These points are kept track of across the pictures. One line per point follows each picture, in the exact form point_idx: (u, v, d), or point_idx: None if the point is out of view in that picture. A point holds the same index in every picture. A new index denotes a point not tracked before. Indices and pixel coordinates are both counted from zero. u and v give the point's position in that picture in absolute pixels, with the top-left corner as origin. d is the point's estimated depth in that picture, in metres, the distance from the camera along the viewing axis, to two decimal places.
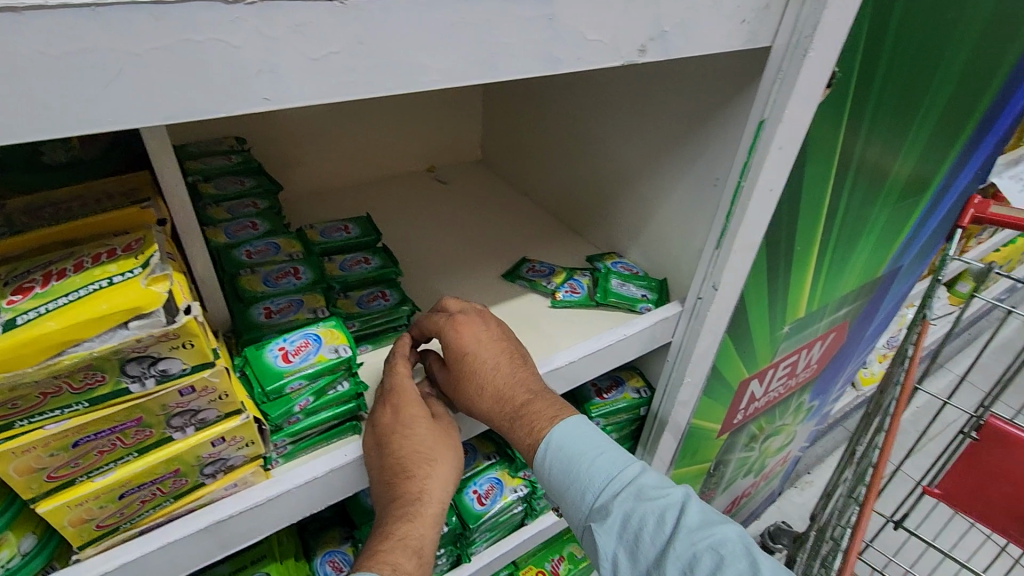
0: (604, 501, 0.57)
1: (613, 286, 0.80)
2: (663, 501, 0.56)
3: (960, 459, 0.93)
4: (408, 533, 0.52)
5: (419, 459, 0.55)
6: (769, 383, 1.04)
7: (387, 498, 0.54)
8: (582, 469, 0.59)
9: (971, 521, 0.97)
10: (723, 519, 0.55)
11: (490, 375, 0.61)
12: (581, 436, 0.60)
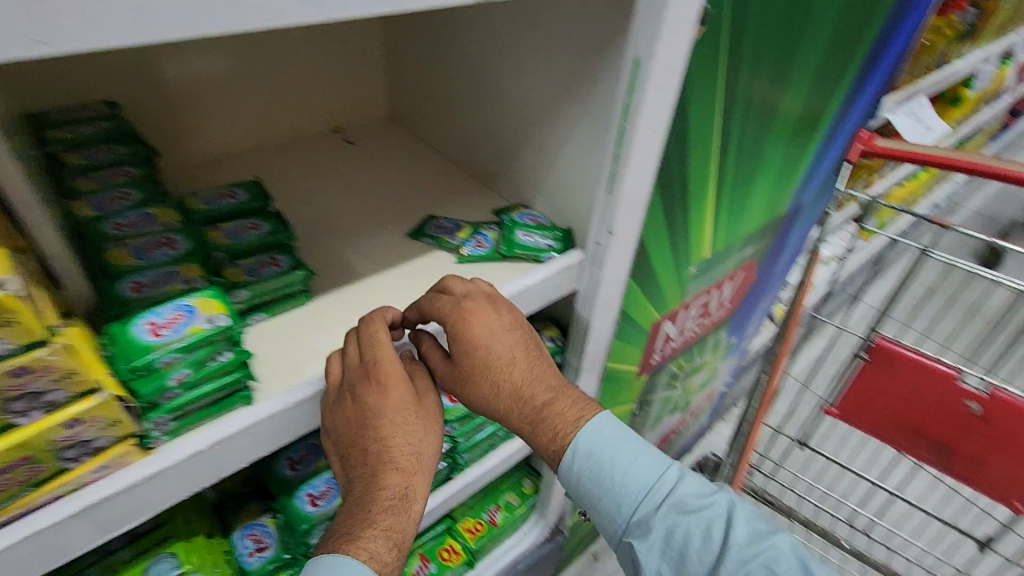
0: (647, 512, 0.69)
1: (517, 236, 0.79)
2: (703, 512, 0.68)
3: (856, 376, 1.01)
4: (386, 518, 0.58)
5: (407, 451, 0.60)
6: (681, 322, 1.07)
7: (371, 485, 0.59)
8: (620, 483, 0.70)
9: (865, 432, 1.06)
10: (752, 518, 0.67)
11: (508, 373, 0.67)
12: (615, 450, 0.70)
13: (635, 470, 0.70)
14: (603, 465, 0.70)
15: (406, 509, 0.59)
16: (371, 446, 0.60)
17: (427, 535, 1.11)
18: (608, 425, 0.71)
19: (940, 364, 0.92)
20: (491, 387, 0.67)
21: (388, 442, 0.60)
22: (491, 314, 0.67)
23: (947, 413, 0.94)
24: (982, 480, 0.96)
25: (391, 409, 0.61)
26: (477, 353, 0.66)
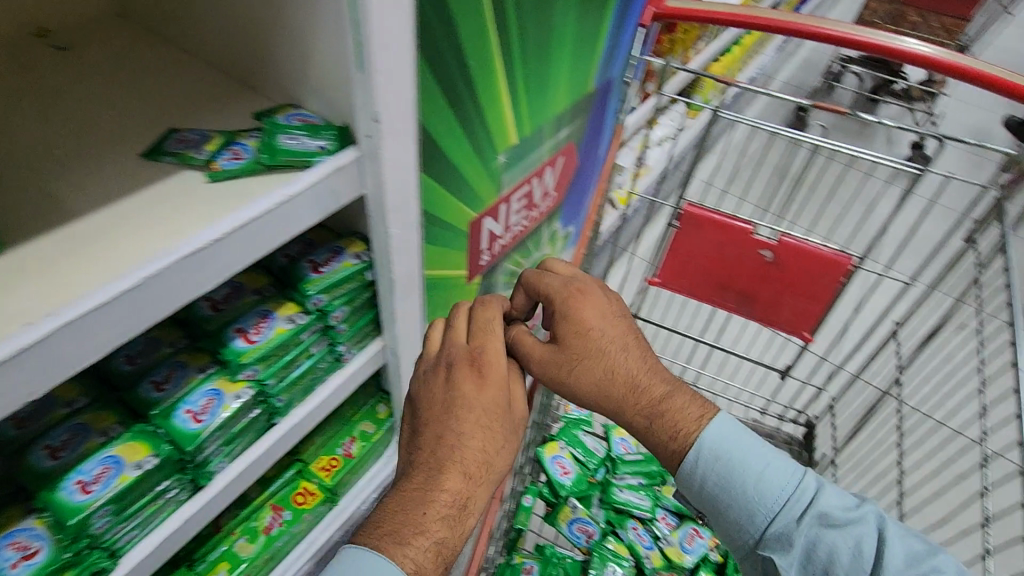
0: (784, 523, 0.69)
1: (279, 141, 0.65)
2: (851, 528, 0.68)
3: (672, 247, 1.06)
4: (435, 519, 0.63)
5: (479, 455, 0.68)
6: (505, 218, 1.04)
7: (434, 481, 0.65)
8: (755, 494, 0.71)
9: (685, 297, 1.13)
10: (897, 531, 0.68)
11: (619, 358, 0.74)
12: (745, 453, 0.72)
13: (771, 480, 0.71)
14: (735, 471, 0.72)
15: (462, 507, 0.65)
16: (451, 438, 0.68)
17: (277, 484, 1.05)
18: (735, 427, 0.73)
19: (738, 221, 1.00)
20: (596, 377, 0.74)
21: (464, 438, 0.68)
22: (600, 302, 0.77)
23: (746, 266, 1.03)
24: (778, 319, 1.07)
25: (488, 408, 0.70)
26: (588, 337, 0.74)
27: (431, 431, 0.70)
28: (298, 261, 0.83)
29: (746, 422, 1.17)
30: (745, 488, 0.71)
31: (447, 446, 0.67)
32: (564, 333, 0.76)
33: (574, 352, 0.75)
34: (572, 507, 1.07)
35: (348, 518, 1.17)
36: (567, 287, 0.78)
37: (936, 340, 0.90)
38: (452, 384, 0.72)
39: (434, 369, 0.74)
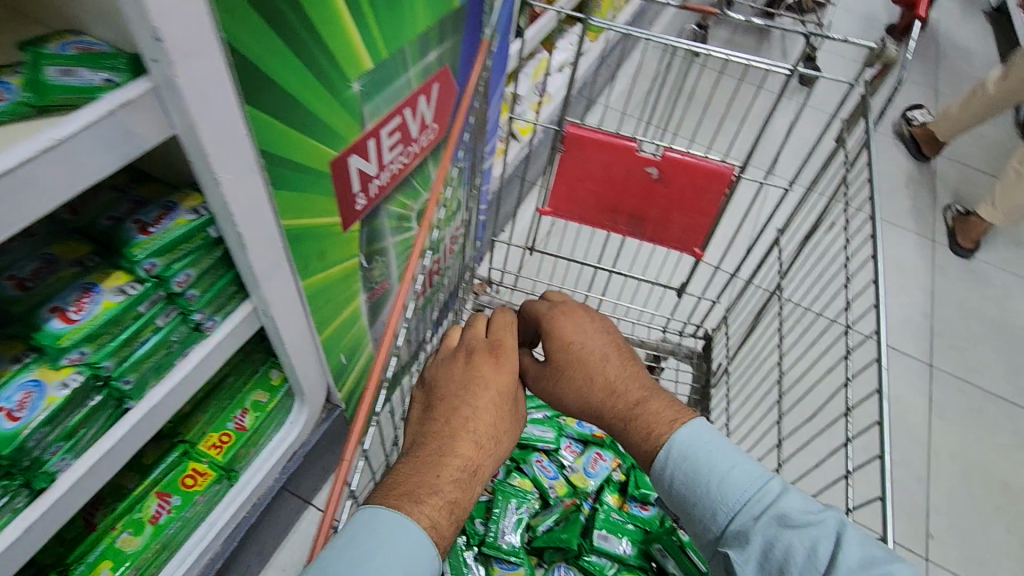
0: (743, 522, 0.62)
1: (49, 78, 0.51)
2: (811, 529, 0.59)
3: (557, 172, 1.01)
4: (452, 481, 0.68)
5: (486, 432, 0.75)
6: (377, 155, 0.94)
7: (450, 449, 0.71)
8: (717, 491, 0.65)
9: (578, 224, 1.10)
10: (866, 541, 0.58)
11: (602, 363, 0.81)
12: (713, 448, 0.67)
13: (735, 477, 0.65)
14: (701, 468, 0.67)
15: (473, 473, 0.71)
16: (467, 414, 0.75)
17: (160, 470, 0.96)
18: (706, 427, 0.70)
19: (619, 138, 0.96)
20: (586, 377, 0.80)
21: (476, 415, 0.76)
22: (583, 319, 0.87)
23: (633, 185, 1.01)
24: (669, 238, 1.06)
25: (498, 392, 0.80)
26: (571, 348, 0.83)
27: (447, 408, 0.76)
28: (122, 221, 0.71)
29: (648, 341, 1.18)
30: (707, 482, 0.66)
31: (464, 419, 0.75)
32: (554, 346, 0.85)
33: (564, 359, 0.83)
34: None
35: (255, 491, 1.11)
36: (553, 308, 0.88)
37: (810, 242, 0.92)
38: (473, 368, 0.81)
39: (453, 357, 0.84)
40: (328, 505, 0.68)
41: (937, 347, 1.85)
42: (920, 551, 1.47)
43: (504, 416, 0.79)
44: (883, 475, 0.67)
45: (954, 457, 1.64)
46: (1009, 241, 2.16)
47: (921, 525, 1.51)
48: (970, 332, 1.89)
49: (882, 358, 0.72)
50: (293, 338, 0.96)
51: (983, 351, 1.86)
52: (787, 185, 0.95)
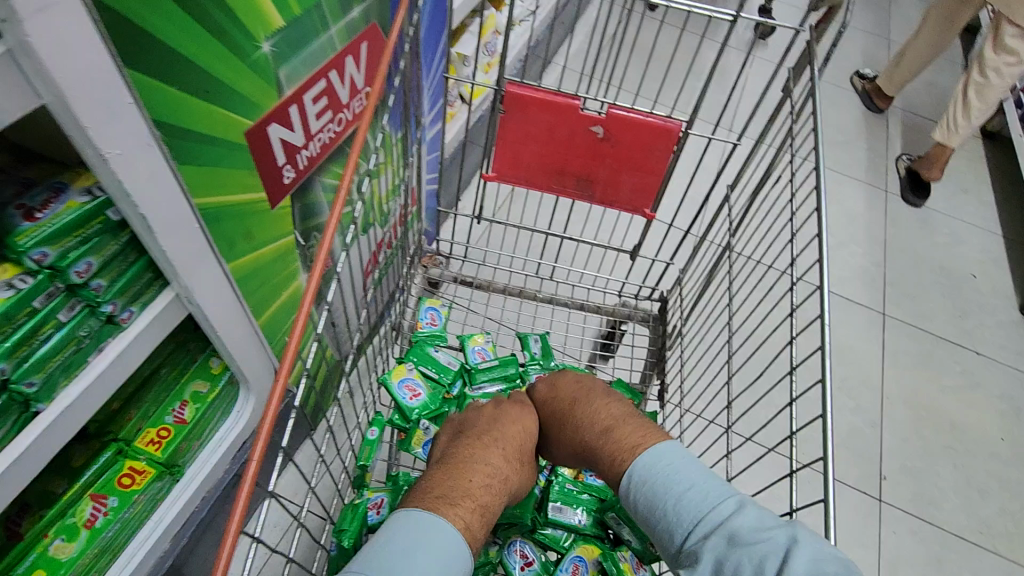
0: (695, 545, 0.54)
1: None
2: (764, 547, 0.50)
3: (499, 134, 0.96)
4: (482, 486, 0.67)
5: (513, 447, 0.75)
6: (303, 123, 0.87)
7: (479, 458, 0.70)
8: (671, 511, 0.57)
9: (525, 189, 1.05)
10: (830, 560, 0.49)
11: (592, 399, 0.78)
12: (674, 469, 0.61)
13: (688, 496, 0.57)
14: (659, 489, 0.60)
15: (500, 484, 0.69)
16: (494, 434, 0.76)
17: (91, 471, 0.90)
18: (675, 449, 0.64)
19: (560, 96, 0.92)
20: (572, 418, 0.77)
21: (504, 435, 0.76)
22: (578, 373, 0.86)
23: (578, 145, 0.96)
24: (619, 199, 1.02)
25: (528, 425, 0.80)
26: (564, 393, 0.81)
27: (477, 430, 0.76)
28: (5, 207, 0.63)
29: (604, 305, 1.16)
30: (663, 506, 0.59)
31: (492, 438, 0.75)
32: (544, 403, 0.82)
33: (557, 406, 0.80)
34: (424, 428, 0.88)
35: (204, 485, 1.06)
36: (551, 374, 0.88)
37: (758, 198, 0.90)
38: (501, 411, 0.81)
39: (481, 407, 0.83)
40: (243, 477, 0.53)
41: (890, 296, 1.88)
42: (874, 493, 1.53)
43: (528, 438, 0.79)
44: (825, 438, 0.64)
45: (906, 401, 1.69)
46: (957, 189, 2.20)
47: (875, 468, 1.56)
48: (922, 280, 1.93)
49: (826, 314, 0.71)
50: (225, 325, 0.90)
51: (933, 298, 1.90)
52: (734, 140, 0.92)
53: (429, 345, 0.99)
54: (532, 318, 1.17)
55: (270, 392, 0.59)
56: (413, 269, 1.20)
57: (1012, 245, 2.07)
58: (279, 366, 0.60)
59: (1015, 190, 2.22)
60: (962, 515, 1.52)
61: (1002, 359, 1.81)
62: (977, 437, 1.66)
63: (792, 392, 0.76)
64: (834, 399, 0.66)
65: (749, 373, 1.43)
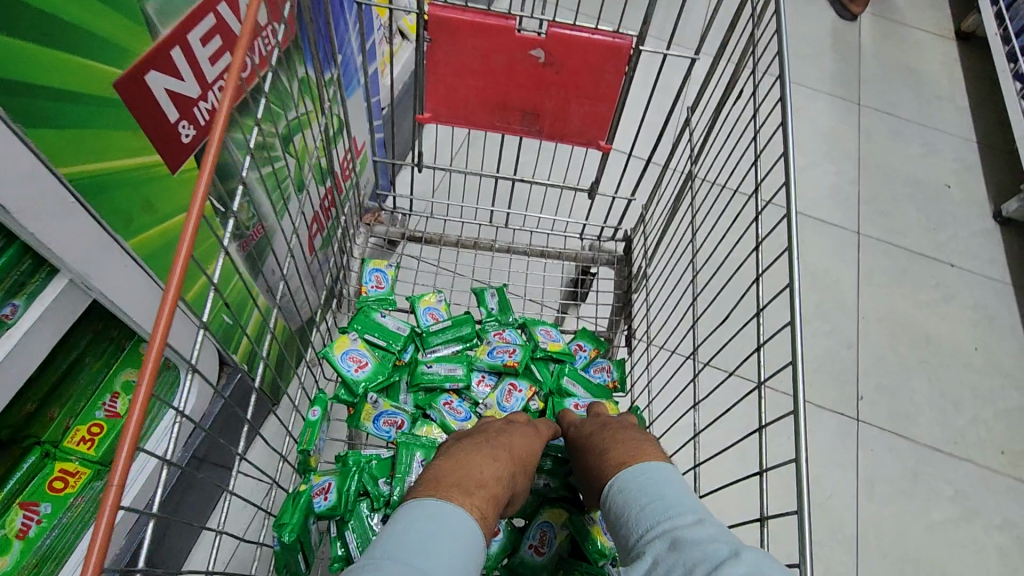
0: (642, 548, 0.53)
1: None
2: (699, 556, 0.48)
3: (426, 67, 0.85)
4: (492, 480, 0.61)
5: (520, 442, 0.69)
6: (193, 69, 0.75)
7: (487, 455, 0.64)
8: (630, 515, 0.57)
9: (467, 129, 0.94)
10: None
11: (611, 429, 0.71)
12: (646, 481, 0.60)
13: (649, 506, 0.56)
14: (626, 497, 0.59)
15: (507, 482, 0.63)
16: (501, 432, 0.70)
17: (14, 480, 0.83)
18: (656, 466, 0.62)
19: (492, 16, 0.80)
20: (586, 435, 0.72)
21: (511, 435, 0.70)
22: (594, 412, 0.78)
23: (518, 73, 0.85)
24: (570, 132, 0.92)
25: (539, 430, 0.74)
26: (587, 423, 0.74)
27: (482, 431, 0.70)
28: None
29: (565, 248, 1.07)
30: (625, 511, 0.58)
31: (499, 437, 0.69)
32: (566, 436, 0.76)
33: (576, 428, 0.75)
34: (372, 401, 0.81)
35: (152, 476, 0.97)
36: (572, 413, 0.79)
37: (720, 118, 0.80)
38: (510, 423, 0.74)
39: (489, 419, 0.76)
40: (114, 462, 0.45)
41: (864, 214, 1.83)
42: (851, 414, 1.53)
43: (536, 439, 0.73)
44: (794, 391, 0.55)
45: (881, 320, 1.67)
46: (930, 97, 2.11)
47: (852, 389, 1.56)
48: (895, 194, 1.88)
49: (793, 245, 0.61)
50: (140, 311, 0.80)
51: (907, 212, 1.86)
52: (693, 53, 0.81)
53: (373, 314, 0.89)
54: (490, 271, 1.09)
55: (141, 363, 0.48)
56: (355, 229, 1.07)
57: (986, 150, 2.01)
58: (150, 338, 0.49)
59: (989, 92, 2.13)
60: (936, 427, 1.53)
61: (975, 269, 1.78)
62: (951, 349, 1.65)
63: (760, 336, 0.67)
64: (803, 346, 0.57)
65: (723, 308, 1.38)
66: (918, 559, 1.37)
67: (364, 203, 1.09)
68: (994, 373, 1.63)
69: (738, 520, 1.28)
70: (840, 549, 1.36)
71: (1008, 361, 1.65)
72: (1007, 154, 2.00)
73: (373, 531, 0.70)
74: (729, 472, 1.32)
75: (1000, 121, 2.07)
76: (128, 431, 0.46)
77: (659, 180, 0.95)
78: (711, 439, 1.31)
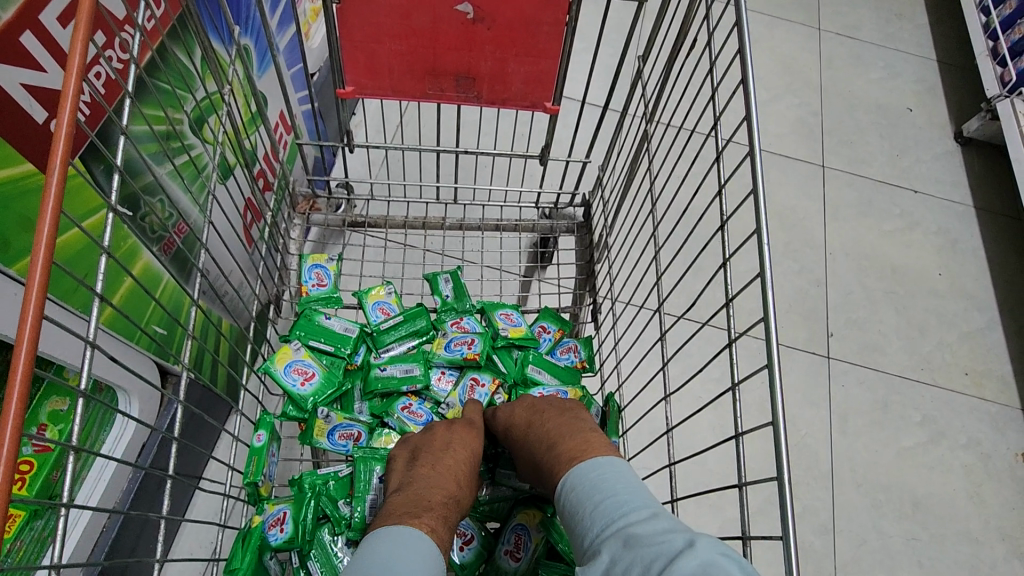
0: (600, 547, 0.53)
1: None
2: (659, 550, 0.48)
3: (339, 32, 0.75)
4: (441, 504, 0.63)
5: (465, 456, 0.71)
6: (56, 57, 0.64)
7: (432, 482, 0.66)
8: (586, 514, 0.56)
9: (398, 101, 0.85)
10: (727, 563, 0.46)
11: (558, 419, 0.71)
12: (601, 478, 0.59)
13: (606, 504, 0.56)
14: (583, 495, 0.59)
15: (456, 505, 0.66)
16: (444, 451, 0.70)
17: None
18: (609, 462, 0.61)
19: None
20: (524, 433, 0.71)
21: (453, 453, 0.70)
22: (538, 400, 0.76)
23: (444, 33, 0.76)
24: (511, 96, 0.83)
25: (473, 427, 0.75)
26: (535, 410, 0.74)
27: (427, 452, 0.70)
28: None
29: (522, 220, 1.00)
30: (581, 509, 0.58)
31: (442, 459, 0.69)
32: (504, 426, 0.75)
33: (510, 424, 0.74)
34: (324, 416, 0.78)
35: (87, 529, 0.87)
36: (517, 403, 0.77)
37: (673, 71, 0.72)
38: (435, 427, 0.75)
39: (433, 425, 0.75)
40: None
41: (828, 146, 1.79)
42: (822, 351, 1.53)
43: (474, 438, 0.74)
44: (773, 400, 0.52)
45: (848, 254, 1.66)
46: (890, 16, 2.03)
47: (822, 326, 1.56)
48: (857, 122, 1.83)
49: (762, 226, 0.57)
50: (48, 341, 0.68)
51: (870, 140, 1.82)
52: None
53: (319, 321, 0.83)
54: (442, 251, 1.02)
55: (9, 392, 0.41)
56: (289, 221, 0.99)
57: (946, 68, 1.96)
58: (13, 358, 0.41)
59: (949, 5, 2.06)
60: (904, 356, 1.55)
61: (938, 194, 1.77)
62: (916, 276, 1.66)
63: (731, 327, 0.63)
64: (779, 345, 0.53)
65: (688, 256, 1.35)
66: (890, 486, 1.41)
67: (296, 191, 0.99)
68: (957, 297, 1.64)
69: (721, 471, 1.28)
70: (816, 484, 1.39)
71: (971, 285, 1.67)
72: (966, 71, 1.95)
73: (337, 557, 0.70)
74: (705, 420, 1.31)
75: (959, 37, 2.01)
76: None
77: (616, 142, 0.87)
78: (686, 393, 1.30)
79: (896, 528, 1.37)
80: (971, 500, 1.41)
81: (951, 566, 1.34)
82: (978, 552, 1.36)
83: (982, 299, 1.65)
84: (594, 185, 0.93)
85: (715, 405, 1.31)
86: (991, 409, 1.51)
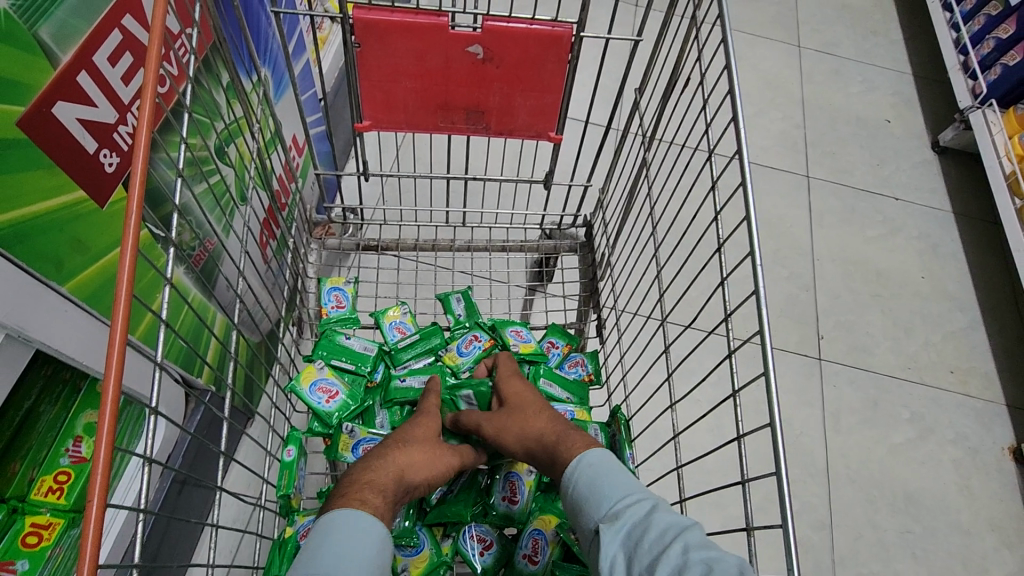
0: (619, 516, 0.59)
1: None
2: (674, 522, 0.56)
3: (360, 72, 0.80)
4: (384, 475, 0.71)
5: (415, 433, 0.77)
6: (107, 94, 0.69)
7: (377, 457, 0.73)
8: (603, 490, 0.62)
9: (411, 132, 0.91)
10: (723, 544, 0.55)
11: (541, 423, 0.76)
12: (612, 465, 0.65)
13: (621, 485, 0.62)
14: (595, 477, 0.64)
15: (402, 471, 0.72)
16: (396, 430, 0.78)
17: None
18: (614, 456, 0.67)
19: (422, 15, 0.76)
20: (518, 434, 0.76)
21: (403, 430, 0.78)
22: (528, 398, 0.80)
23: (456, 71, 0.81)
24: (518, 126, 0.89)
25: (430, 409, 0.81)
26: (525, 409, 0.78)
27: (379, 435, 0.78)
28: None
29: (528, 239, 1.06)
30: (595, 486, 0.63)
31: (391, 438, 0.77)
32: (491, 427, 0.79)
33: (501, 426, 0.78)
34: (348, 432, 0.82)
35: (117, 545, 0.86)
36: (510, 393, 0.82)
37: (669, 103, 0.78)
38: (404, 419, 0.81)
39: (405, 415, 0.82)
40: (85, 516, 0.44)
41: (812, 157, 1.86)
42: (814, 354, 1.59)
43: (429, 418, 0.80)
44: (771, 405, 0.57)
45: (834, 259, 1.73)
46: (866, 33, 2.13)
47: (812, 330, 1.62)
48: (837, 134, 1.92)
49: (758, 249, 0.62)
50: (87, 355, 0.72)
51: (852, 151, 1.90)
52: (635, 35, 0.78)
53: (340, 341, 0.89)
54: (452, 270, 1.07)
55: (101, 403, 0.47)
56: (306, 246, 1.03)
57: (922, 81, 2.05)
58: (105, 371, 0.47)
59: (922, 22, 2.16)
60: (891, 356, 1.62)
61: (917, 201, 1.85)
62: (899, 279, 1.73)
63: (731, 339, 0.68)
64: (777, 356, 0.58)
65: (687, 270, 1.42)
66: (882, 481, 1.47)
67: (312, 217, 1.03)
68: (940, 299, 1.72)
69: (726, 474, 1.33)
70: (814, 482, 1.45)
71: (952, 287, 1.74)
72: (940, 85, 2.04)
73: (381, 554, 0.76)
74: (708, 427, 1.36)
75: (933, 52, 2.11)
76: (94, 495, 0.45)
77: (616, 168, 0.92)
78: (686, 396, 1.36)
79: (891, 521, 1.43)
80: (960, 492, 1.47)
81: (944, 556, 1.40)
82: (968, 543, 1.42)
83: (963, 300, 1.72)
84: (596, 206, 0.98)
85: (715, 409, 1.37)
86: (975, 405, 1.58)
